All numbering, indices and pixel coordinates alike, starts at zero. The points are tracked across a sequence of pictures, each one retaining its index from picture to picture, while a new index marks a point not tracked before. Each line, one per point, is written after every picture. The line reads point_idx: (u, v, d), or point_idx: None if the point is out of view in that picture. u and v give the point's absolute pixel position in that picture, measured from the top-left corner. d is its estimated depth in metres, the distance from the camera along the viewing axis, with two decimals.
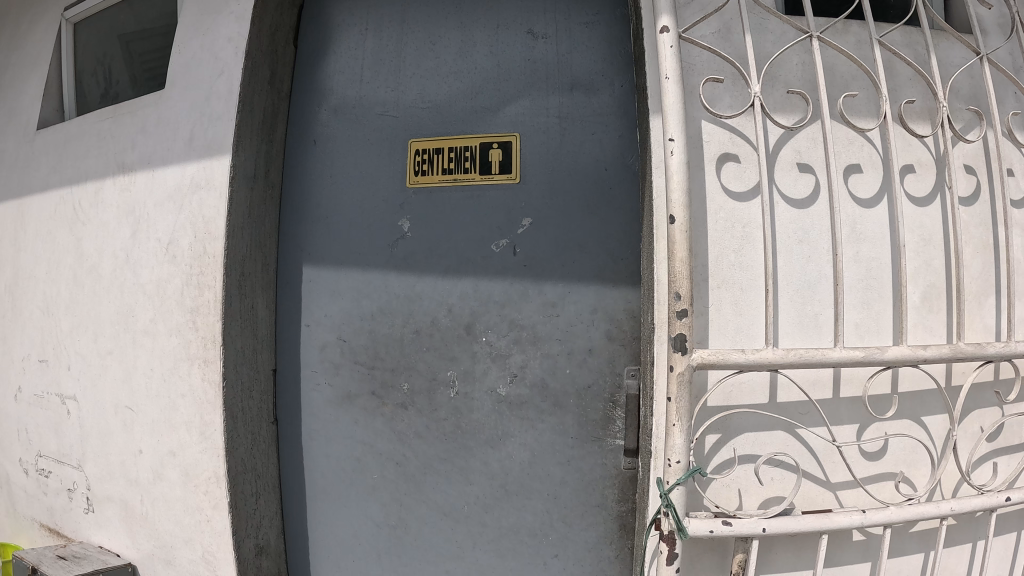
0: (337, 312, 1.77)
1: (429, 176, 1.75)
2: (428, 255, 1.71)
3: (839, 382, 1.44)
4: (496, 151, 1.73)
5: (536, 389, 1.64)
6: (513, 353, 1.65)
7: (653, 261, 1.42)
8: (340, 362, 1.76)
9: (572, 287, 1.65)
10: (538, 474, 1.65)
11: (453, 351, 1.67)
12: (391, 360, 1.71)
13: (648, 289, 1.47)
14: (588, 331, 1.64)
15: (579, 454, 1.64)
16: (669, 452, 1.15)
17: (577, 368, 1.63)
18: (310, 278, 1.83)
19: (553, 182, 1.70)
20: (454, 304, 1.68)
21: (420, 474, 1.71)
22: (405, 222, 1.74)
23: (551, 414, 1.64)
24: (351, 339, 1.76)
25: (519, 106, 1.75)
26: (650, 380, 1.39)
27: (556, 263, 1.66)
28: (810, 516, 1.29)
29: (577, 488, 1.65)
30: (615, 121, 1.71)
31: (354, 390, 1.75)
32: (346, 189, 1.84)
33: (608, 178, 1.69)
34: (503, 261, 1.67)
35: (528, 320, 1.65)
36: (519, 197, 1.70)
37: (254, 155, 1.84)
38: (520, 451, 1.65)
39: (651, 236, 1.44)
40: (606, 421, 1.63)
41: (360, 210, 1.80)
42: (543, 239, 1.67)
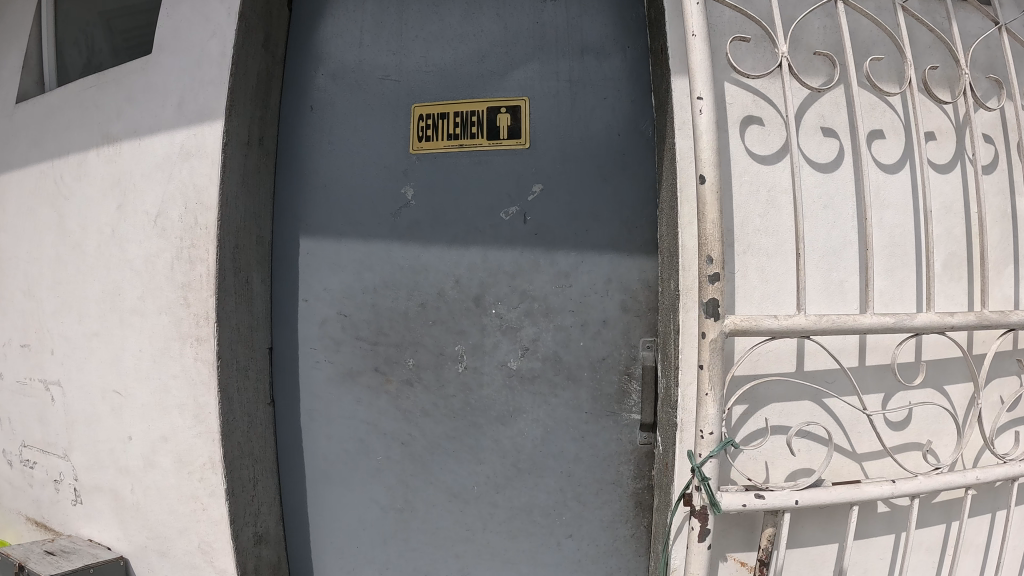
0: (338, 286, 1.67)
1: (434, 142, 1.66)
2: (434, 224, 1.62)
3: (865, 351, 1.39)
4: (504, 116, 1.64)
5: (550, 363, 1.57)
6: (525, 325, 1.58)
7: (674, 224, 1.35)
8: (340, 338, 1.66)
9: (584, 256, 1.58)
10: (551, 452, 1.59)
11: (461, 324, 1.59)
12: (395, 335, 1.62)
13: (668, 255, 1.40)
14: (602, 302, 1.57)
15: (594, 431, 1.58)
16: (700, 422, 1.08)
17: (591, 341, 1.57)
18: (307, 250, 1.72)
19: (564, 148, 1.62)
20: (461, 276, 1.60)
21: (427, 454, 1.64)
22: (408, 190, 1.65)
23: (565, 390, 1.57)
24: (353, 313, 1.65)
25: (527, 70, 1.67)
26: (672, 350, 1.33)
27: (569, 232, 1.59)
28: (841, 487, 1.24)
29: (591, 466, 1.59)
30: (629, 87, 1.64)
31: (356, 367, 1.65)
32: (346, 157, 1.75)
33: (622, 144, 1.62)
34: (513, 230, 1.60)
35: (540, 291, 1.58)
36: (529, 163, 1.62)
37: (249, 121, 1.74)
38: (532, 428, 1.58)
39: (671, 201, 1.37)
40: (621, 396, 1.57)
41: (361, 179, 1.71)
42: (554, 206, 1.60)
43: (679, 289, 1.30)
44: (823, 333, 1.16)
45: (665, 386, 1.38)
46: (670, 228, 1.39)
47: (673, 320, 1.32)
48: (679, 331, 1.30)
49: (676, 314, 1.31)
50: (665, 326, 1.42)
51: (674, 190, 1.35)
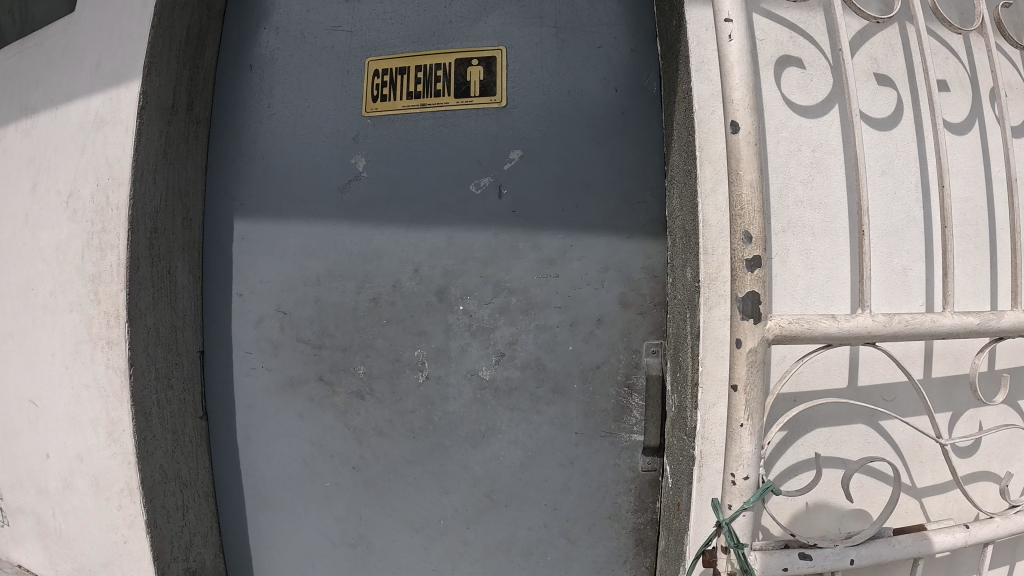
0: (276, 278, 1.38)
1: (390, 102, 1.36)
2: (390, 201, 1.32)
3: (932, 359, 1.09)
4: (475, 70, 1.34)
5: (532, 372, 1.28)
6: (499, 326, 1.28)
7: (689, 196, 1.05)
8: (278, 340, 1.37)
9: (573, 239, 1.28)
10: (533, 480, 1.30)
11: (422, 324, 1.30)
12: (342, 337, 1.33)
13: (682, 238, 1.11)
14: (595, 296, 1.28)
15: (585, 454, 1.29)
16: (729, 463, 0.80)
17: (582, 344, 1.27)
18: (242, 234, 1.43)
19: (549, 107, 1.32)
20: (421, 264, 1.30)
21: (383, 481, 1.36)
22: (359, 159, 1.35)
23: (550, 404, 1.28)
24: (293, 310, 1.36)
25: (504, 13, 1.36)
26: (686, 358, 1.04)
27: (554, 208, 1.29)
28: (906, 539, 0.95)
29: (583, 496, 1.30)
30: (629, 32, 1.33)
31: (298, 375, 1.36)
32: (288, 123, 1.44)
33: (620, 103, 1.32)
34: (487, 207, 1.29)
35: (519, 283, 1.28)
36: (506, 125, 1.31)
37: (173, 80, 1.44)
38: (510, 451, 1.30)
39: (686, 167, 1.07)
40: (619, 413, 1.28)
41: (304, 147, 1.40)
42: (536, 178, 1.30)
43: (697, 280, 1.01)
44: (897, 338, 0.86)
45: (677, 403, 1.10)
46: (684, 203, 1.09)
47: (689, 320, 1.03)
48: (696, 334, 1.00)
49: (692, 313, 1.02)
50: (677, 326, 1.12)
51: (689, 151, 1.04)
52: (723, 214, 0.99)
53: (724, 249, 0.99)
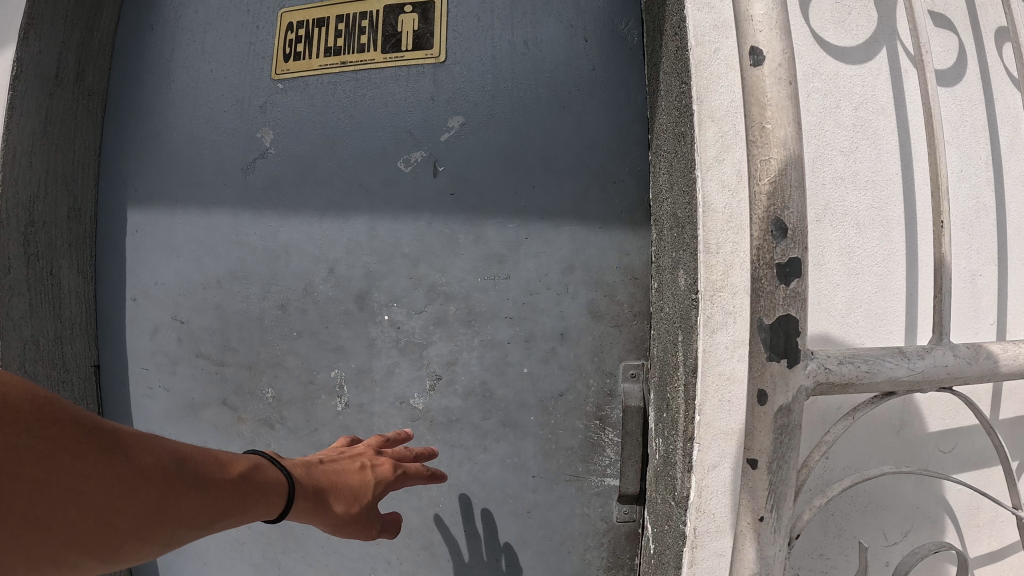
0: (172, 279, 1.13)
1: (305, 62, 1.09)
2: (302, 184, 1.08)
3: (1001, 397, 0.81)
4: (407, 17, 1.06)
5: (475, 400, 1.06)
6: (434, 340, 1.06)
7: (683, 169, 0.72)
8: (175, 355, 1.13)
9: (527, 234, 1.04)
10: (481, 531, 1.08)
11: (339, 338, 1.08)
12: (247, 353, 1.10)
13: (671, 228, 0.78)
14: (554, 308, 1.04)
15: (545, 499, 1.07)
16: (741, 566, 0.55)
17: (540, 367, 1.04)
18: (135, 225, 1.18)
19: (498, 65, 1.04)
20: (338, 261, 1.08)
21: (301, 526, 1.13)
22: (267, 134, 1.09)
23: (500, 440, 1.06)
24: (193, 319, 1.11)
25: None
26: (679, 399, 0.71)
27: (505, 193, 1.04)
28: None
29: (541, 551, 1.08)
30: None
31: (200, 398, 1.13)
32: (188, 90, 1.16)
33: (590, 61, 1.04)
34: (419, 191, 1.06)
35: (459, 289, 1.05)
36: (446, 88, 1.05)
37: (55, 41, 1.14)
38: (450, 496, 1.08)
39: (681, 125, 0.73)
40: (588, 451, 1.05)
41: (206, 120, 1.13)
42: (481, 155, 1.04)
43: (695, 290, 0.67)
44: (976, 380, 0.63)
45: (666, 455, 0.79)
46: (677, 177, 0.75)
47: (683, 350, 0.70)
48: (690, 366, 0.68)
49: (688, 339, 0.69)
50: (663, 350, 0.81)
51: (686, 101, 0.70)
52: (726, 193, 0.66)
53: (733, 244, 0.65)
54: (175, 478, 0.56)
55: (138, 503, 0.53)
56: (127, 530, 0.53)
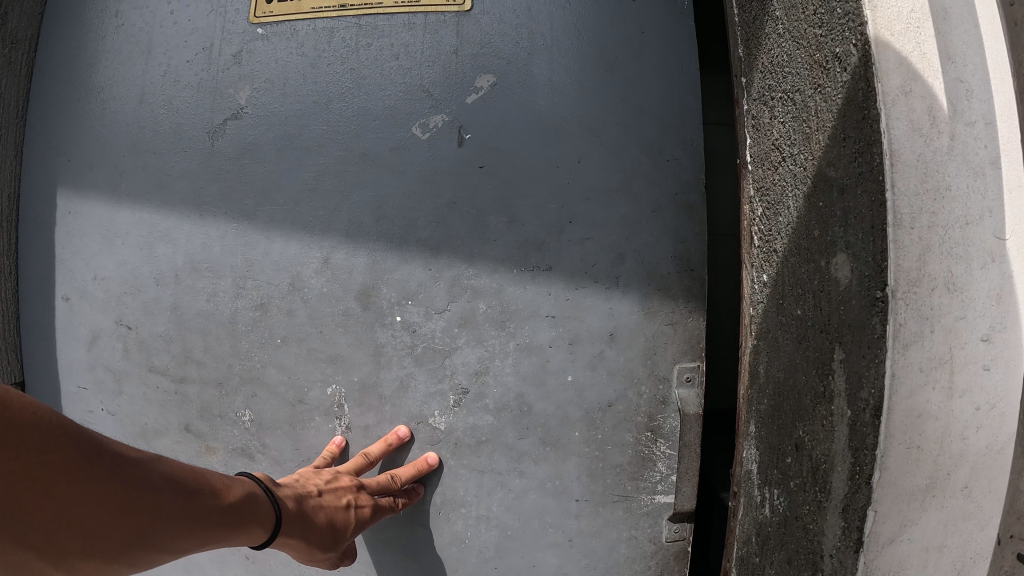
0: (116, 273, 0.88)
1: (293, 3, 0.87)
2: (286, 151, 0.86)
3: None
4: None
5: (509, 416, 0.89)
6: (459, 345, 0.88)
7: (840, 127, 0.57)
8: (123, 370, 0.89)
9: (569, 217, 0.88)
10: (515, 566, 0.92)
11: (338, 345, 0.87)
12: (216, 367, 0.87)
13: (802, 199, 0.63)
14: (599, 305, 0.88)
15: (589, 528, 0.91)
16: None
17: (581, 373, 0.89)
18: (64, 204, 0.90)
19: (535, 19, 0.89)
20: (336, 250, 0.87)
21: None
22: (241, 88, 0.86)
23: (538, 461, 0.90)
24: (143, 325, 0.87)
25: None
26: (835, 449, 0.57)
27: (545, 168, 0.88)
28: None
29: None
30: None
31: (156, 424, 0.90)
32: (143, 27, 0.88)
33: (636, 29, 0.90)
34: (438, 162, 0.87)
35: (489, 283, 0.88)
36: (473, 42, 0.88)
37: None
38: (480, 528, 0.91)
39: (826, 48, 0.58)
40: (637, 467, 0.90)
41: (160, 69, 0.87)
42: (516, 122, 0.88)
43: (875, 287, 0.53)
44: None
45: (792, 516, 0.64)
46: (818, 134, 0.60)
47: (848, 372, 0.56)
48: (862, 404, 0.54)
49: (863, 354, 0.54)
50: (791, 372, 0.65)
51: (844, 24, 0.56)
52: (917, 140, 0.52)
53: (930, 215, 0.52)
54: (166, 501, 0.65)
55: (123, 530, 0.62)
56: (116, 551, 0.62)
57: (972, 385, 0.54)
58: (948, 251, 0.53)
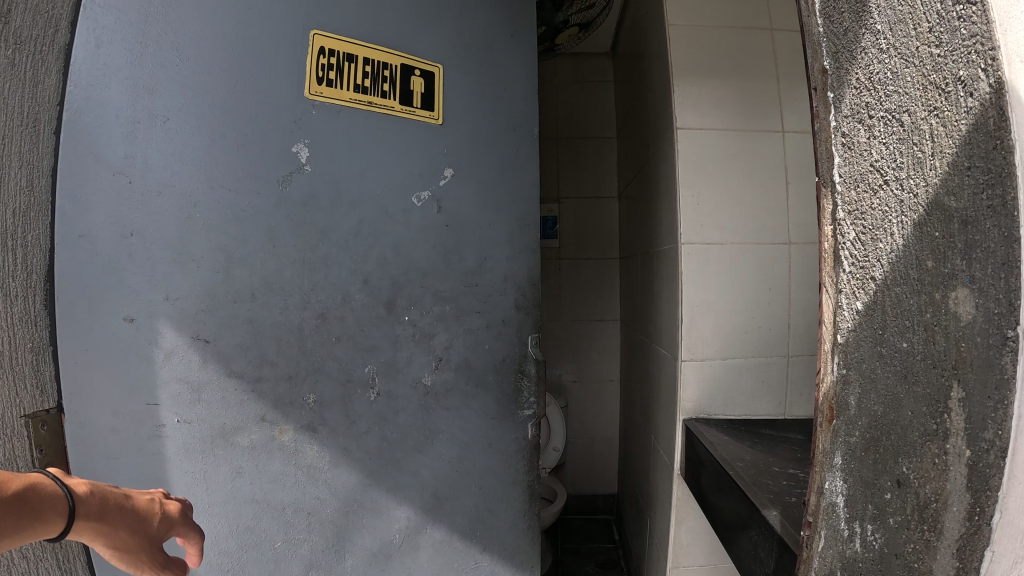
0: (192, 294, 1.13)
1: (337, 91, 1.25)
2: (334, 204, 1.25)
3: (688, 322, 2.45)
4: (417, 80, 1.34)
5: (465, 374, 1.43)
6: (438, 332, 1.39)
7: (966, 152, 0.54)
8: (200, 380, 1.15)
9: (491, 251, 1.45)
10: (467, 472, 1.44)
11: (370, 339, 1.31)
12: (286, 364, 1.22)
13: (914, 227, 0.62)
14: (502, 301, 1.47)
15: (500, 436, 1.49)
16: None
17: (495, 342, 1.46)
18: (123, 227, 1.09)
19: (479, 131, 1.44)
20: (369, 275, 1.30)
21: (337, 518, 1.30)
22: (301, 148, 1.21)
23: (479, 400, 1.45)
24: (218, 338, 1.16)
25: (446, 26, 1.39)
26: (948, 488, 0.58)
27: (479, 222, 1.44)
28: (722, 399, 2.49)
29: (501, 472, 1.49)
30: (520, 72, 1.52)
31: (232, 423, 1.19)
32: (204, 76, 1.12)
33: (518, 140, 1.51)
34: (427, 218, 1.36)
35: (453, 292, 1.40)
36: (444, 140, 1.38)
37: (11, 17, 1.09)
38: (450, 451, 1.41)
39: (945, 68, 0.57)
40: (516, 395, 1.50)
41: (234, 118, 1.15)
42: (466, 194, 1.41)
43: (1005, 326, 0.50)
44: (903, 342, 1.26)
45: (893, 552, 0.68)
46: (933, 161, 0.59)
47: (969, 413, 0.54)
48: (985, 445, 0.52)
49: (987, 400, 0.52)
50: (894, 405, 0.67)
51: (970, 47, 0.52)
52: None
53: None
54: None
55: None
56: None
57: None
58: None
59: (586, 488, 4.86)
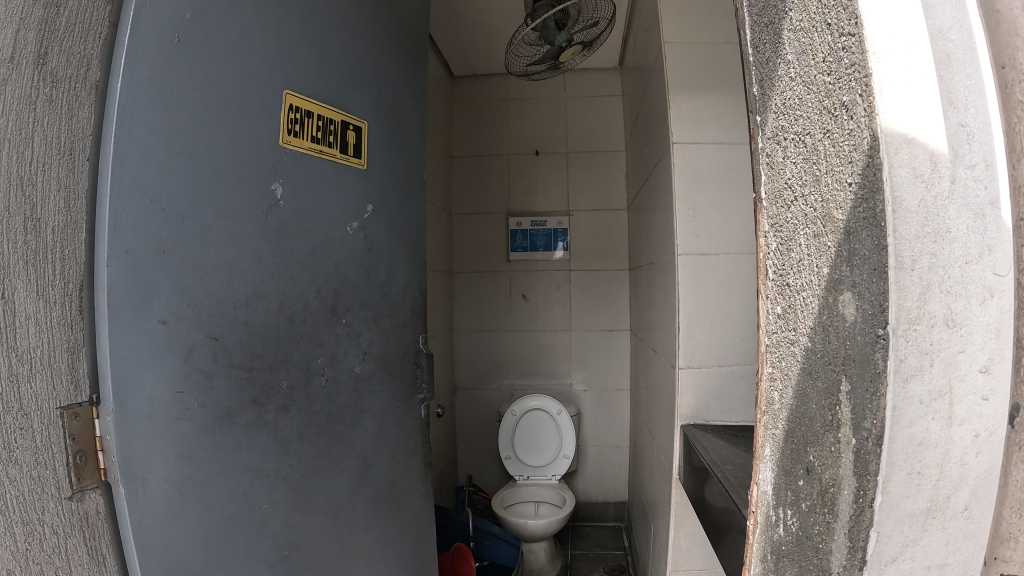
0: (205, 299, 1.32)
1: (301, 141, 1.59)
2: (301, 229, 1.60)
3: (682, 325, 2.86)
4: (351, 133, 1.79)
5: (379, 363, 1.94)
6: (364, 332, 1.87)
7: (853, 173, 0.67)
8: (210, 371, 1.35)
9: (397, 270, 2.05)
10: (384, 440, 1.95)
11: (322, 337, 1.69)
12: (269, 356, 1.51)
13: (817, 239, 0.77)
14: (402, 307, 2.08)
15: (406, 411, 2.08)
16: None
17: (399, 338, 2.06)
18: (157, 246, 1.20)
19: (389, 178, 2.00)
20: (320, 286, 1.68)
21: (305, 485, 1.61)
22: (278, 186, 1.52)
23: (388, 382, 1.98)
24: (225, 336, 1.38)
25: (370, 99, 1.89)
26: (841, 473, 0.71)
27: (388, 247, 2.00)
28: (714, 404, 2.88)
29: (402, 438, 2.06)
30: (410, 138, 2.15)
31: (232, 405, 1.41)
32: (224, 117, 1.35)
33: (412, 185, 2.15)
34: (355, 243, 1.83)
35: (371, 300, 1.91)
36: (366, 182, 1.87)
37: (13, 22, 0.99)
38: (372, 423, 1.90)
39: (835, 95, 0.71)
40: (413, 379, 2.13)
41: (248, 159, 1.42)
42: (380, 225, 1.95)
43: (877, 325, 0.63)
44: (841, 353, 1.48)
45: (806, 535, 0.81)
46: (827, 178, 0.73)
47: (853, 405, 0.68)
48: (866, 433, 0.65)
49: (867, 390, 0.65)
50: (804, 401, 0.82)
51: (851, 75, 0.67)
52: (918, 186, 0.61)
53: (930, 254, 0.61)
54: None
55: None
56: None
57: (973, 414, 0.62)
58: (947, 290, 0.61)
59: (596, 494, 5.09)
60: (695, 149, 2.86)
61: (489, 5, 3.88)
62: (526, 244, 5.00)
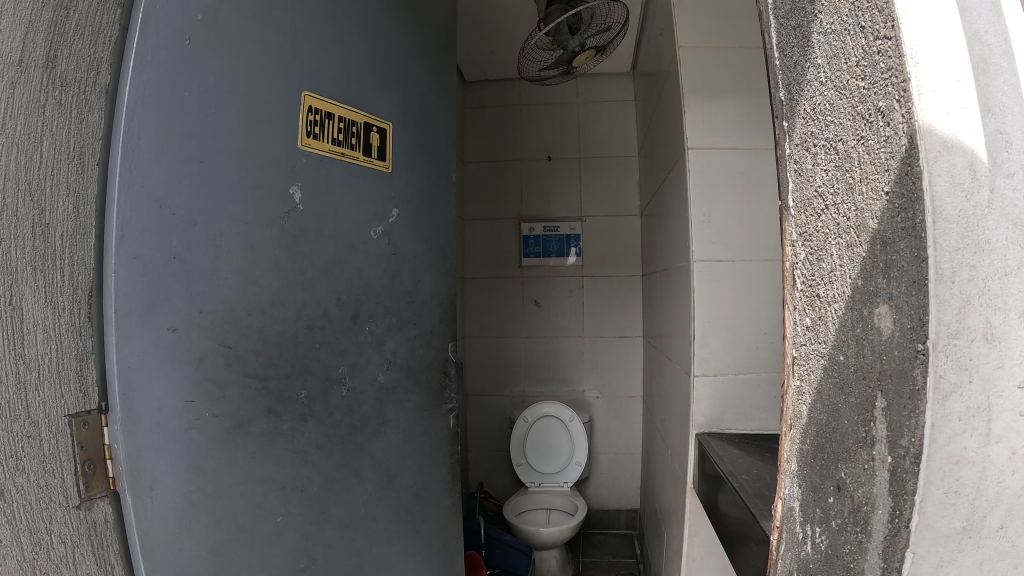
0: (218, 308, 1.30)
1: (321, 143, 1.57)
2: (318, 236, 1.56)
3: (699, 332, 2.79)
4: (374, 136, 1.77)
5: (404, 372, 1.90)
6: (388, 339, 1.83)
7: (891, 182, 0.61)
8: (223, 380, 1.32)
9: (423, 277, 2.01)
10: (407, 450, 1.91)
11: (342, 345, 1.66)
12: (286, 365, 1.48)
13: (849, 249, 0.72)
14: (430, 315, 2.05)
15: (432, 420, 2.04)
16: None
17: (427, 347, 2.03)
18: (166, 253, 1.17)
19: (416, 183, 1.97)
20: (342, 293, 1.66)
21: (322, 496, 1.57)
22: (296, 191, 1.48)
23: (415, 391, 1.95)
24: (240, 345, 1.35)
25: (393, 101, 1.86)
26: (875, 491, 0.64)
27: (414, 254, 1.97)
28: (730, 413, 2.82)
29: (429, 449, 2.02)
30: (436, 143, 2.12)
31: (247, 415, 1.37)
32: (237, 121, 1.32)
33: (439, 190, 2.12)
34: (380, 248, 1.80)
35: (396, 308, 1.87)
36: (390, 186, 1.84)
37: (21, 24, 0.97)
38: (395, 434, 1.85)
39: (870, 100, 0.66)
40: (441, 389, 2.09)
41: (262, 164, 1.39)
42: (404, 230, 1.91)
43: (916, 340, 0.58)
44: None
45: (835, 554, 0.74)
46: (861, 185, 0.68)
47: (889, 422, 0.62)
48: (902, 451, 0.59)
49: (903, 408, 0.59)
50: (835, 415, 0.76)
51: (888, 79, 0.61)
52: (957, 195, 0.55)
53: (970, 266, 0.55)
54: None
55: None
56: None
57: (1010, 431, 0.55)
58: (989, 304, 0.55)
59: (607, 502, 5.01)
60: (713, 153, 2.81)
61: (496, 10, 3.88)
62: (539, 250, 4.96)
